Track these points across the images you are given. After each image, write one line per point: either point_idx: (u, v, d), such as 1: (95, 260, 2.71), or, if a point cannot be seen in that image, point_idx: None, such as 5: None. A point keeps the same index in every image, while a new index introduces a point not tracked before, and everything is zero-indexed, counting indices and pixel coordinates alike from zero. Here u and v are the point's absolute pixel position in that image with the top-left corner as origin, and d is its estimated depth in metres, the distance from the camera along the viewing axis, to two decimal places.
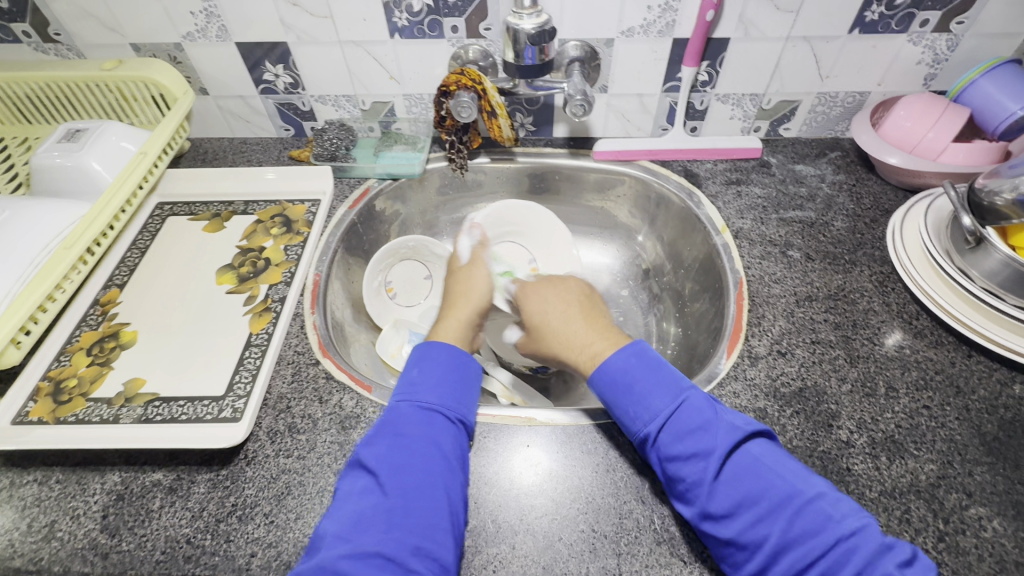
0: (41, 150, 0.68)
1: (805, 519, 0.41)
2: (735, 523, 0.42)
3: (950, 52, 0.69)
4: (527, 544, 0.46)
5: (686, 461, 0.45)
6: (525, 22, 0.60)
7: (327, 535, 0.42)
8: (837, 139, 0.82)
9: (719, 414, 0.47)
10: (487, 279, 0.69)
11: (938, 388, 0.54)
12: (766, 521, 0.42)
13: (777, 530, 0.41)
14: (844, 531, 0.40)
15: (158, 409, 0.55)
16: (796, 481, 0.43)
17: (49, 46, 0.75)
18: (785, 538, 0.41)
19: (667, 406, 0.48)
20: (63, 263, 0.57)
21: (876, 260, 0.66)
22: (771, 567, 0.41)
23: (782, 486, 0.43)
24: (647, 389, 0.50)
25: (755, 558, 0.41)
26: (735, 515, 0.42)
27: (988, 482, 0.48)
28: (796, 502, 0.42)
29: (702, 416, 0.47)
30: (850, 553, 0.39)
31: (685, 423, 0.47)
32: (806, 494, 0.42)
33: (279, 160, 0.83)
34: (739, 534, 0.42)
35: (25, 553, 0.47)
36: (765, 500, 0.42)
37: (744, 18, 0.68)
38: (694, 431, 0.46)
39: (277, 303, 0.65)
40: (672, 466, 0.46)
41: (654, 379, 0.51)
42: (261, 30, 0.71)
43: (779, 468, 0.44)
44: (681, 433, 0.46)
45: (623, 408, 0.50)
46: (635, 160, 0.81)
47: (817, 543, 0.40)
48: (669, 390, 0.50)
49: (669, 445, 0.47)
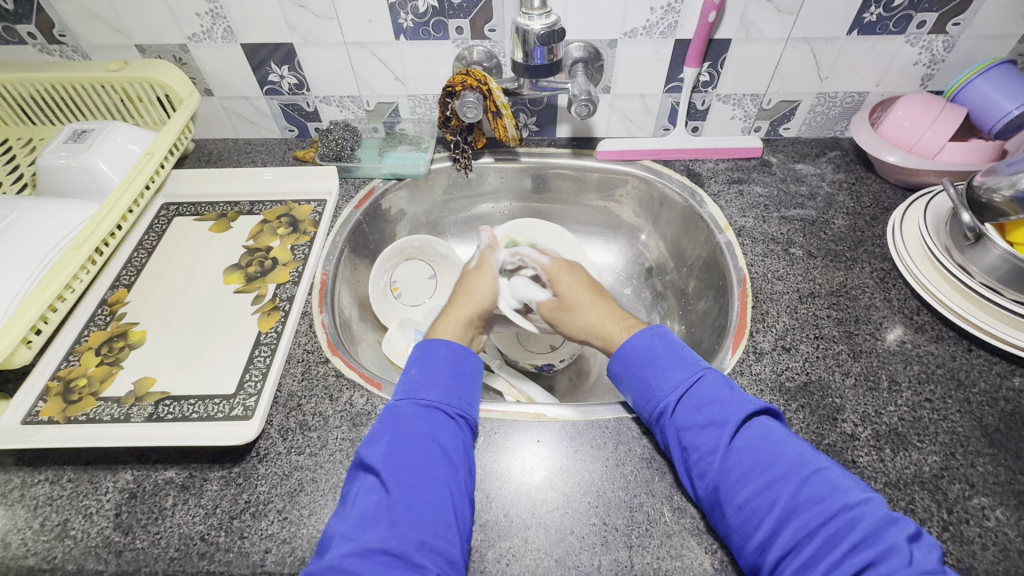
0: (47, 150, 0.68)
1: (812, 487, 0.42)
2: (744, 488, 0.44)
3: (946, 53, 0.71)
4: (539, 537, 0.47)
5: (701, 429, 0.47)
6: (534, 22, 0.61)
7: (336, 534, 0.43)
8: (836, 139, 0.84)
9: (734, 390, 0.49)
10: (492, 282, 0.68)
11: (940, 381, 0.55)
12: (775, 487, 0.43)
13: (785, 497, 0.42)
14: (851, 500, 0.41)
15: (168, 408, 0.55)
16: (805, 454, 0.45)
17: (53, 48, 0.75)
18: (793, 505, 0.42)
19: (686, 379, 0.51)
20: (74, 262, 0.57)
21: (876, 258, 0.67)
22: (776, 534, 0.41)
23: (791, 457, 0.44)
24: (668, 363, 0.53)
25: (761, 525, 0.42)
26: (744, 481, 0.44)
27: (990, 472, 0.49)
28: (805, 472, 0.43)
29: (718, 391, 0.49)
30: (855, 521, 0.40)
31: (702, 396, 0.49)
32: (813, 465, 0.44)
33: (284, 160, 0.84)
34: (747, 500, 0.43)
35: (38, 552, 0.47)
36: (775, 468, 0.44)
37: (746, 20, 0.69)
38: (711, 403, 0.48)
39: (285, 302, 0.65)
40: (687, 435, 0.48)
41: (674, 356, 0.53)
42: (266, 30, 0.72)
43: (789, 441, 0.46)
44: (698, 404, 0.49)
45: (645, 381, 0.53)
46: (638, 160, 0.82)
47: (822, 509, 0.41)
48: (688, 365, 0.52)
49: (685, 415, 0.49)
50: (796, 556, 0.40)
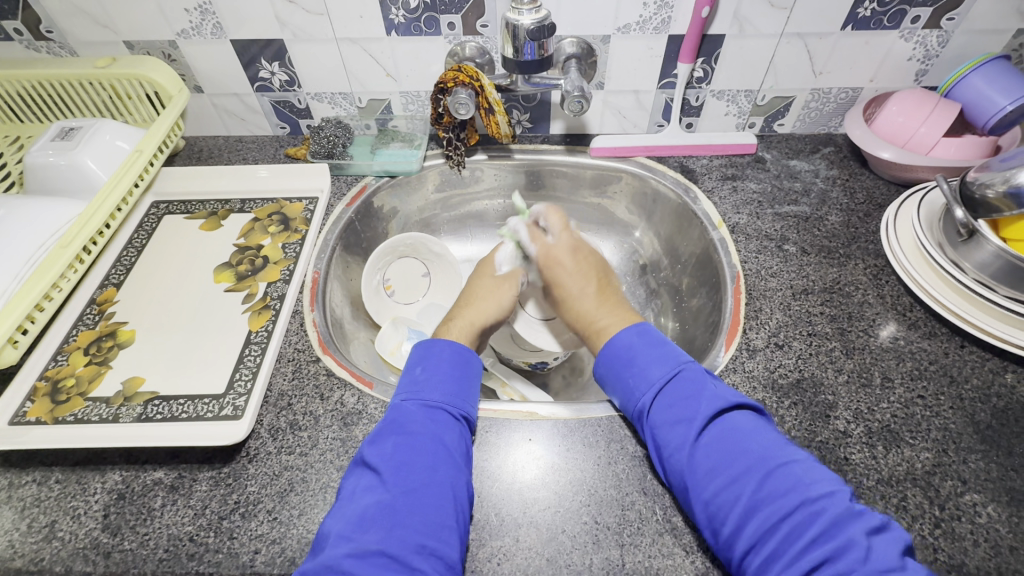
0: (34, 148, 0.67)
1: (774, 481, 0.42)
2: (709, 484, 0.44)
3: (940, 48, 0.70)
4: (530, 536, 0.47)
5: (672, 425, 0.48)
6: (525, 17, 0.60)
7: (332, 533, 0.42)
8: (830, 135, 0.83)
9: (709, 385, 0.49)
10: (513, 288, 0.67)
11: (932, 378, 0.55)
12: (740, 481, 0.43)
13: (747, 492, 0.42)
14: (812, 495, 0.41)
15: (157, 408, 0.55)
16: (772, 449, 0.44)
17: (41, 44, 0.74)
18: (756, 499, 0.42)
19: (660, 375, 0.51)
20: (60, 261, 0.57)
21: (870, 254, 0.67)
22: (740, 529, 0.42)
23: (757, 451, 0.44)
24: (646, 359, 0.52)
25: (726, 521, 0.42)
26: (710, 476, 0.44)
27: (982, 468, 0.49)
28: (770, 466, 0.43)
29: (693, 386, 0.49)
30: (816, 515, 0.40)
31: (676, 392, 0.49)
32: (779, 459, 0.43)
33: (275, 158, 0.83)
34: (712, 497, 0.43)
35: (25, 554, 0.46)
36: (741, 462, 0.44)
37: (740, 15, 0.68)
38: (684, 399, 0.48)
39: (275, 301, 0.64)
40: (659, 432, 0.48)
41: (654, 352, 0.53)
42: (256, 26, 0.71)
43: (757, 436, 0.45)
44: (672, 400, 0.49)
45: (623, 379, 0.53)
46: (632, 156, 0.81)
47: (784, 503, 0.41)
48: (667, 360, 0.52)
49: (659, 412, 0.49)
50: (760, 551, 0.40)
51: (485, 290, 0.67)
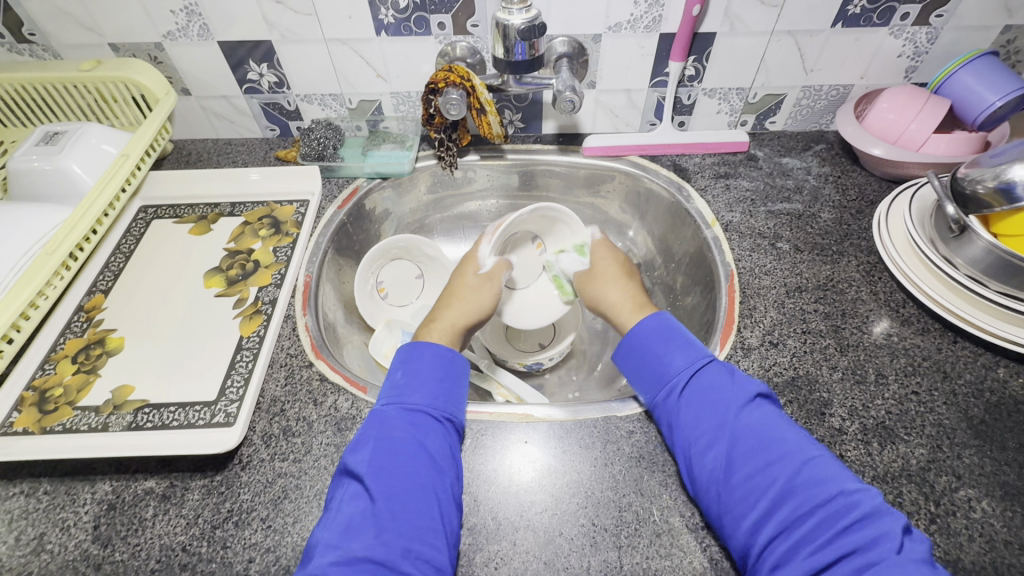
0: (18, 153, 0.66)
1: (811, 471, 0.43)
2: (743, 467, 0.45)
3: (929, 45, 0.71)
4: (528, 540, 0.46)
5: (705, 410, 0.48)
6: (515, 16, 0.60)
7: (319, 542, 0.42)
8: (821, 132, 0.84)
9: (740, 374, 0.50)
10: (494, 296, 0.67)
11: (926, 373, 0.55)
12: (776, 469, 0.44)
13: (784, 478, 0.43)
14: (847, 487, 0.42)
15: (148, 416, 0.54)
16: (805, 441, 0.45)
17: (23, 47, 0.73)
18: (791, 486, 0.43)
19: (695, 360, 0.52)
20: (47, 267, 0.56)
21: (862, 251, 0.67)
22: (770, 516, 0.42)
23: (793, 442, 0.45)
24: (680, 344, 0.54)
25: (756, 505, 0.43)
26: (747, 462, 0.45)
27: (976, 464, 0.49)
28: (807, 456, 0.44)
29: (726, 374, 0.50)
30: (852, 505, 0.41)
31: (710, 379, 0.50)
32: (812, 452, 0.45)
33: (265, 161, 0.82)
34: (745, 482, 0.44)
35: (13, 567, 0.45)
36: (777, 450, 0.45)
37: (730, 12, 0.68)
38: (717, 385, 0.49)
39: (267, 305, 0.64)
40: (689, 414, 0.49)
41: (686, 337, 0.54)
42: (244, 28, 0.70)
43: (792, 428, 0.46)
44: (704, 385, 0.50)
45: (655, 360, 0.54)
46: (625, 155, 0.81)
47: (821, 492, 0.42)
48: (698, 347, 0.53)
49: (689, 394, 0.50)
50: (785, 539, 0.41)
51: (467, 291, 0.67)
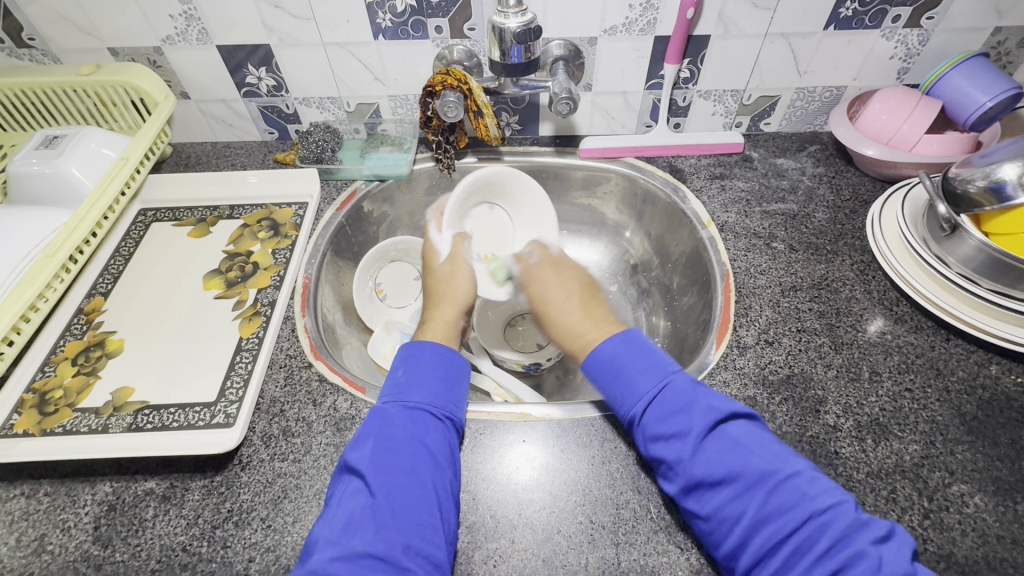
0: (18, 157, 0.67)
1: (782, 494, 0.42)
2: (710, 499, 0.44)
3: (921, 46, 0.72)
4: (526, 537, 0.47)
5: (665, 442, 0.47)
6: (510, 20, 0.61)
7: (320, 539, 0.42)
8: (816, 133, 0.84)
9: (699, 394, 0.49)
10: (470, 278, 0.67)
11: (919, 371, 0.56)
12: (744, 498, 0.43)
13: (753, 509, 0.42)
14: (819, 507, 0.41)
15: (148, 417, 0.54)
16: (776, 460, 0.44)
17: (23, 52, 0.74)
18: (762, 514, 0.42)
19: (649, 388, 0.50)
20: (45, 270, 0.56)
21: (857, 250, 0.68)
22: (746, 544, 0.42)
23: (759, 466, 0.44)
24: (634, 370, 0.52)
25: (731, 533, 0.42)
26: (715, 492, 0.44)
27: (969, 459, 0.49)
28: (775, 481, 0.43)
29: (684, 397, 0.49)
30: (825, 527, 0.40)
31: (667, 406, 0.48)
32: (783, 472, 0.43)
33: (264, 163, 0.83)
34: (715, 512, 0.43)
35: (14, 568, 0.46)
36: (744, 479, 0.43)
37: (724, 16, 0.69)
38: (677, 411, 0.48)
39: (266, 307, 0.64)
40: (654, 447, 0.48)
41: (642, 362, 0.52)
42: (244, 32, 0.71)
43: (757, 449, 0.45)
44: (662, 414, 0.48)
45: (612, 391, 0.52)
46: (621, 157, 0.82)
47: (793, 517, 0.41)
48: (655, 371, 0.51)
49: (649, 425, 0.49)
50: (765, 565, 0.41)
51: (440, 284, 0.67)
